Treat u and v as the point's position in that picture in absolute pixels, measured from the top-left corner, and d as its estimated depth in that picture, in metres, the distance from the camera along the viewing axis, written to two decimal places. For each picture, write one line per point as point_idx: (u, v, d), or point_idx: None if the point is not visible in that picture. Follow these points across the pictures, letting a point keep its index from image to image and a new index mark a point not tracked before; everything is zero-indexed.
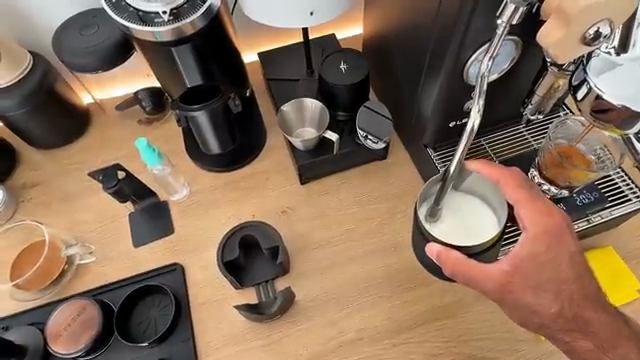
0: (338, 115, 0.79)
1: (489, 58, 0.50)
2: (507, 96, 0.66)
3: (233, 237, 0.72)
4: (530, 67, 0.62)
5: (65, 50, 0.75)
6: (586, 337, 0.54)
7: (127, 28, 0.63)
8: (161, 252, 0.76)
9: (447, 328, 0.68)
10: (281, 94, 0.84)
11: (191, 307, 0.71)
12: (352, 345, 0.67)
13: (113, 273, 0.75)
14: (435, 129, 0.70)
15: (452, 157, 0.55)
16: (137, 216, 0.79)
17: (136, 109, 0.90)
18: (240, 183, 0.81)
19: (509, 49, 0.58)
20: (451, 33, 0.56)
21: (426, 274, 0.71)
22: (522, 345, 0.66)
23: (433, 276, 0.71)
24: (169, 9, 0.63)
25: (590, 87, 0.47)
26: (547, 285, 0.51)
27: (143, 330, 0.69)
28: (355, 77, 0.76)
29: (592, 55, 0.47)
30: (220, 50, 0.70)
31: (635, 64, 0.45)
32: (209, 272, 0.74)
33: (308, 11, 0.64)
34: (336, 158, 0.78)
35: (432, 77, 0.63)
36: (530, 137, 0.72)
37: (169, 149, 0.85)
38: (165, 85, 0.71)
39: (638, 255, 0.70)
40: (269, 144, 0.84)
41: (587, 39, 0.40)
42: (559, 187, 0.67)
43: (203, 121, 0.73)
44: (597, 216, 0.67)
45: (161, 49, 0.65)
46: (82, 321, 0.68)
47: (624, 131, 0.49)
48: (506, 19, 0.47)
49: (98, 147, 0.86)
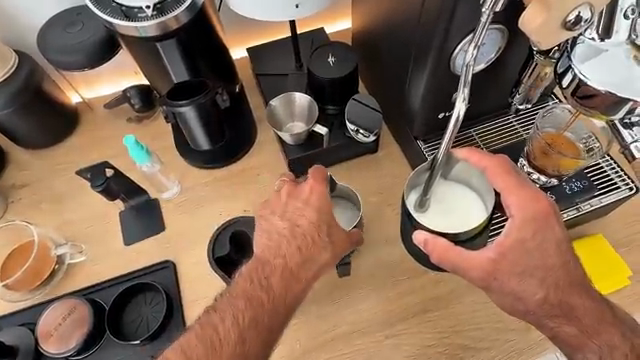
0: (327, 108, 0.79)
1: (474, 48, 0.50)
2: (495, 86, 0.66)
3: (224, 233, 0.73)
4: (517, 56, 0.62)
5: (50, 48, 0.74)
6: (571, 322, 0.54)
7: (110, 24, 0.63)
8: (153, 249, 0.76)
9: (439, 319, 0.68)
10: (270, 88, 0.84)
11: (182, 304, 0.71)
12: (344, 339, 0.67)
13: (104, 272, 0.74)
14: (424, 121, 0.70)
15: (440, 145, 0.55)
16: (128, 214, 0.79)
17: (125, 107, 0.89)
18: (231, 179, 0.80)
19: (495, 37, 0.58)
20: (436, 23, 0.56)
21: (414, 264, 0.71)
22: (513, 334, 0.66)
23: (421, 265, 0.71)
24: (152, 4, 0.62)
25: (575, 74, 0.47)
26: (534, 271, 0.52)
27: (135, 328, 0.69)
28: (343, 70, 0.75)
29: (577, 42, 0.47)
30: (208, 46, 0.72)
31: (619, 49, 0.46)
32: (201, 269, 0.73)
33: (294, 4, 0.63)
34: (326, 153, 0.78)
35: (418, 68, 0.63)
36: (520, 126, 0.72)
37: (159, 147, 0.85)
38: (154, 81, 0.74)
39: (627, 243, 0.70)
40: (259, 140, 0.83)
41: (568, 25, 0.39)
42: (548, 176, 0.67)
43: (192, 116, 0.70)
44: (587, 204, 0.67)
45: (145, 44, 0.66)
46: (73, 321, 0.68)
47: (609, 117, 0.49)
48: (490, 7, 0.46)
49: (87, 146, 0.86)
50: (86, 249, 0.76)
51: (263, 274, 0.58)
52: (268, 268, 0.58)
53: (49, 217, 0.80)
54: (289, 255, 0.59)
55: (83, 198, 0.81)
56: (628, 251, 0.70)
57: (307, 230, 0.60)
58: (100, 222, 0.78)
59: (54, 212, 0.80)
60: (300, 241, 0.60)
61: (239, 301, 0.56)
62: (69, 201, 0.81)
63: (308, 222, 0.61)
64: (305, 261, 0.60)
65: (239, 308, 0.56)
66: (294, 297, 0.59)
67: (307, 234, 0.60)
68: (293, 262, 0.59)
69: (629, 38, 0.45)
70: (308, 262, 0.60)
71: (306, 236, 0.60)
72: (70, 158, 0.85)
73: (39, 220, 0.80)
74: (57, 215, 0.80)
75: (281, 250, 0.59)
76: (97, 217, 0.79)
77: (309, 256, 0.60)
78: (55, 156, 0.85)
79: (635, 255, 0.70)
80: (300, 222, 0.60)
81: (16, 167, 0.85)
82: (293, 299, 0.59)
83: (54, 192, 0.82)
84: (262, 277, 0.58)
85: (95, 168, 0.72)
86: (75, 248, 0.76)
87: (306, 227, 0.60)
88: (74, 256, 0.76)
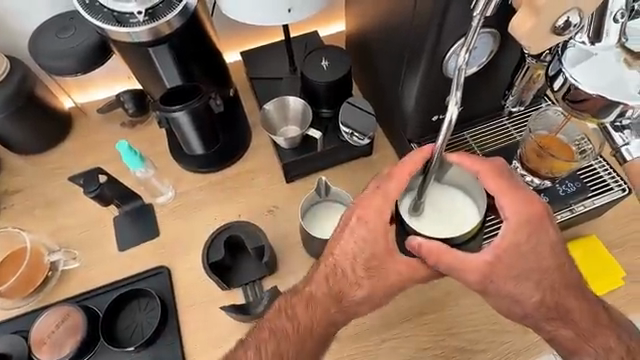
0: (322, 112, 0.79)
1: (466, 52, 0.49)
2: (487, 88, 0.66)
3: (219, 238, 0.71)
4: (509, 59, 0.63)
5: (41, 53, 0.74)
6: (567, 326, 0.56)
7: (102, 30, 0.63)
8: (147, 255, 0.75)
9: (434, 322, 0.68)
10: (264, 92, 0.84)
11: (177, 309, 0.71)
12: (341, 343, 0.67)
13: (98, 278, 0.74)
14: (418, 124, 0.70)
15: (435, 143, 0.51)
16: (122, 220, 0.78)
17: (119, 112, 0.89)
18: (225, 183, 0.80)
19: (487, 41, 0.58)
20: (428, 26, 0.56)
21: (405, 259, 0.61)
22: (509, 336, 0.66)
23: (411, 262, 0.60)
24: (144, 9, 0.62)
25: (566, 78, 0.47)
26: (530, 274, 0.53)
27: (129, 335, 0.69)
28: (337, 74, 0.75)
29: (568, 46, 0.47)
30: (200, 50, 0.71)
31: (608, 53, 0.46)
32: (195, 274, 0.73)
33: (287, 9, 0.63)
34: (320, 156, 0.78)
35: (411, 72, 0.63)
36: (513, 129, 0.72)
37: (153, 151, 0.85)
38: (147, 86, 0.74)
39: (621, 244, 0.71)
40: (254, 144, 0.83)
41: (557, 30, 0.40)
42: (541, 178, 0.67)
43: (184, 121, 0.70)
44: (580, 205, 0.67)
45: (138, 49, 0.66)
46: (66, 328, 0.68)
47: (600, 120, 0.49)
48: (480, 11, 0.46)
49: (80, 151, 0.85)
50: (80, 255, 0.76)
51: (305, 303, 0.58)
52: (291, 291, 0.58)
53: (42, 224, 0.79)
54: (325, 285, 0.57)
55: (76, 204, 0.80)
56: (622, 252, 0.70)
57: (343, 263, 0.56)
58: (93, 228, 0.78)
59: (47, 218, 0.79)
60: (339, 276, 0.56)
61: (285, 325, 0.58)
62: (62, 208, 0.80)
63: (344, 254, 0.56)
64: (346, 291, 0.56)
65: (288, 332, 0.58)
66: (340, 321, 0.58)
67: (343, 267, 0.56)
68: (334, 291, 0.57)
69: (618, 42, 0.46)
70: (348, 291, 0.56)
71: (343, 270, 0.56)
72: (63, 164, 0.84)
73: (32, 226, 0.79)
74: (50, 221, 0.79)
75: (321, 283, 0.57)
76: (91, 223, 0.79)
77: (348, 286, 0.56)
78: (48, 162, 0.85)
79: (629, 255, 0.70)
80: (335, 254, 0.56)
81: (8, 173, 0.84)
82: (339, 321, 0.58)
83: (48, 198, 0.81)
84: (302, 306, 0.58)
85: (87, 174, 0.72)
86: (69, 255, 0.76)
87: (342, 260, 0.56)
88: (68, 262, 0.75)
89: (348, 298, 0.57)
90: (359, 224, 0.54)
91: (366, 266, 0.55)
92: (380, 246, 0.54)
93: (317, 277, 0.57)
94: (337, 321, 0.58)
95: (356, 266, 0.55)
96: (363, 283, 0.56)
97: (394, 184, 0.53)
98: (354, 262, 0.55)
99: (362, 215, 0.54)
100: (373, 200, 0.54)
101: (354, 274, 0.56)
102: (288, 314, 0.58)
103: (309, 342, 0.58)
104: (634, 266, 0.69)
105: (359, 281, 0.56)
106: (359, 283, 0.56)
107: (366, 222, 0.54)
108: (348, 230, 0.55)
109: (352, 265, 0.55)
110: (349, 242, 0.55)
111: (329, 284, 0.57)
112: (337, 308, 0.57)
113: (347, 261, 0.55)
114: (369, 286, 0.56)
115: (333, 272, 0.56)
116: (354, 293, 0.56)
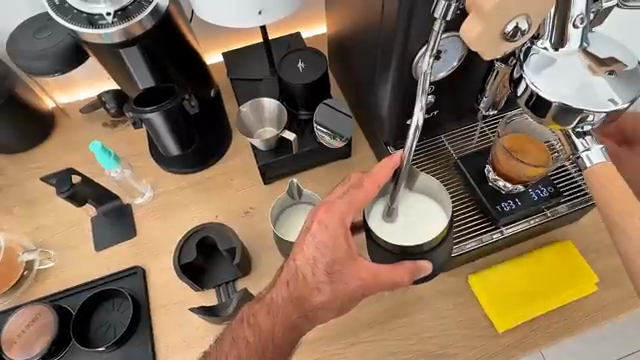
0: (299, 114, 0.79)
1: (430, 57, 0.49)
2: (462, 91, 0.66)
3: (192, 239, 0.72)
4: (481, 63, 0.63)
5: (17, 53, 0.74)
6: None
7: (73, 31, 0.63)
8: (123, 255, 0.76)
9: (405, 326, 0.68)
10: (244, 93, 0.84)
11: (150, 310, 0.71)
12: (310, 345, 0.67)
13: (72, 278, 0.74)
14: (393, 127, 0.69)
15: (405, 144, 0.54)
16: (100, 220, 0.78)
17: (101, 111, 0.89)
18: (203, 184, 0.80)
19: (456, 45, 0.57)
20: (396, 30, 0.55)
21: (375, 255, 0.61)
22: (479, 341, 0.66)
23: (375, 256, 0.61)
24: (114, 11, 0.62)
25: (527, 84, 0.46)
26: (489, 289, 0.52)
27: (102, 334, 0.69)
28: (311, 76, 0.75)
29: (531, 52, 0.46)
30: (175, 50, 0.71)
31: (570, 59, 0.45)
32: (169, 276, 0.73)
33: (257, 10, 0.63)
34: (296, 158, 0.78)
35: (384, 75, 0.64)
36: (488, 130, 0.73)
37: (132, 152, 0.85)
38: (123, 86, 0.74)
39: (596, 249, 0.71)
40: (234, 145, 0.83)
41: (507, 36, 0.39)
42: (514, 183, 0.66)
43: (159, 122, 0.70)
44: (554, 210, 0.68)
45: (108, 49, 0.66)
46: (38, 327, 0.68)
47: (564, 128, 0.47)
48: (440, 15, 0.44)
49: (60, 151, 0.86)
50: (55, 255, 0.76)
51: (267, 310, 0.57)
52: (259, 303, 0.58)
53: (19, 223, 0.79)
54: (286, 290, 0.57)
55: (54, 204, 0.81)
56: (595, 258, 0.70)
57: (304, 268, 0.56)
58: (70, 228, 0.78)
59: (25, 218, 0.80)
60: (299, 281, 0.56)
61: (246, 334, 0.57)
62: (40, 207, 0.81)
63: (305, 260, 0.56)
64: (307, 296, 0.56)
65: (249, 340, 0.57)
66: (302, 324, 0.57)
67: (304, 272, 0.56)
68: (295, 295, 0.56)
69: (580, 48, 0.45)
70: (309, 295, 0.56)
71: (303, 275, 0.56)
72: (42, 163, 0.85)
73: (10, 226, 0.79)
74: (28, 221, 0.80)
75: (282, 288, 0.57)
76: (68, 223, 0.79)
77: (308, 291, 0.56)
78: (27, 162, 0.85)
79: (603, 261, 0.70)
80: (296, 260, 0.56)
81: None
82: (302, 325, 0.57)
83: (27, 196, 0.82)
84: (264, 314, 0.57)
85: (61, 174, 0.72)
86: (45, 254, 0.76)
87: (303, 265, 0.56)
88: (43, 262, 0.76)
89: (310, 302, 0.56)
90: (321, 229, 0.55)
91: (327, 271, 0.55)
92: (342, 251, 0.55)
93: (279, 283, 0.57)
94: (300, 325, 0.57)
95: (316, 271, 0.55)
96: (324, 288, 0.55)
97: (363, 192, 0.56)
98: (314, 266, 0.55)
99: (322, 220, 0.55)
100: (337, 206, 0.56)
101: (315, 279, 0.55)
102: (250, 322, 0.58)
103: (268, 351, 0.57)
104: (606, 271, 0.69)
105: (319, 286, 0.55)
106: (319, 288, 0.55)
107: (326, 227, 0.55)
108: (309, 235, 0.56)
109: (313, 270, 0.55)
110: (310, 246, 0.55)
111: (289, 289, 0.56)
112: (298, 313, 0.56)
113: (308, 266, 0.55)
114: (330, 292, 0.56)
115: (294, 278, 0.56)
116: (314, 298, 0.56)
